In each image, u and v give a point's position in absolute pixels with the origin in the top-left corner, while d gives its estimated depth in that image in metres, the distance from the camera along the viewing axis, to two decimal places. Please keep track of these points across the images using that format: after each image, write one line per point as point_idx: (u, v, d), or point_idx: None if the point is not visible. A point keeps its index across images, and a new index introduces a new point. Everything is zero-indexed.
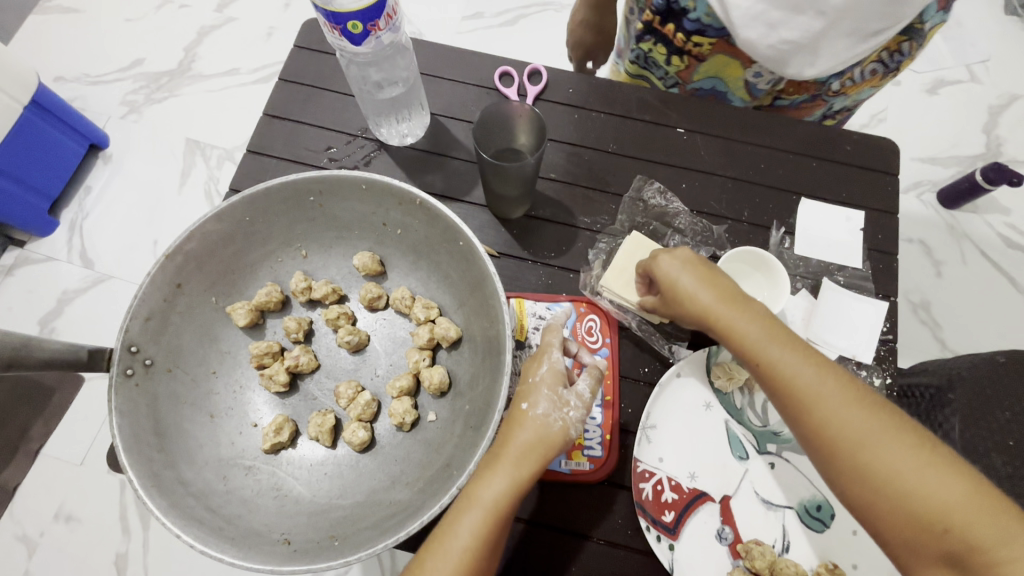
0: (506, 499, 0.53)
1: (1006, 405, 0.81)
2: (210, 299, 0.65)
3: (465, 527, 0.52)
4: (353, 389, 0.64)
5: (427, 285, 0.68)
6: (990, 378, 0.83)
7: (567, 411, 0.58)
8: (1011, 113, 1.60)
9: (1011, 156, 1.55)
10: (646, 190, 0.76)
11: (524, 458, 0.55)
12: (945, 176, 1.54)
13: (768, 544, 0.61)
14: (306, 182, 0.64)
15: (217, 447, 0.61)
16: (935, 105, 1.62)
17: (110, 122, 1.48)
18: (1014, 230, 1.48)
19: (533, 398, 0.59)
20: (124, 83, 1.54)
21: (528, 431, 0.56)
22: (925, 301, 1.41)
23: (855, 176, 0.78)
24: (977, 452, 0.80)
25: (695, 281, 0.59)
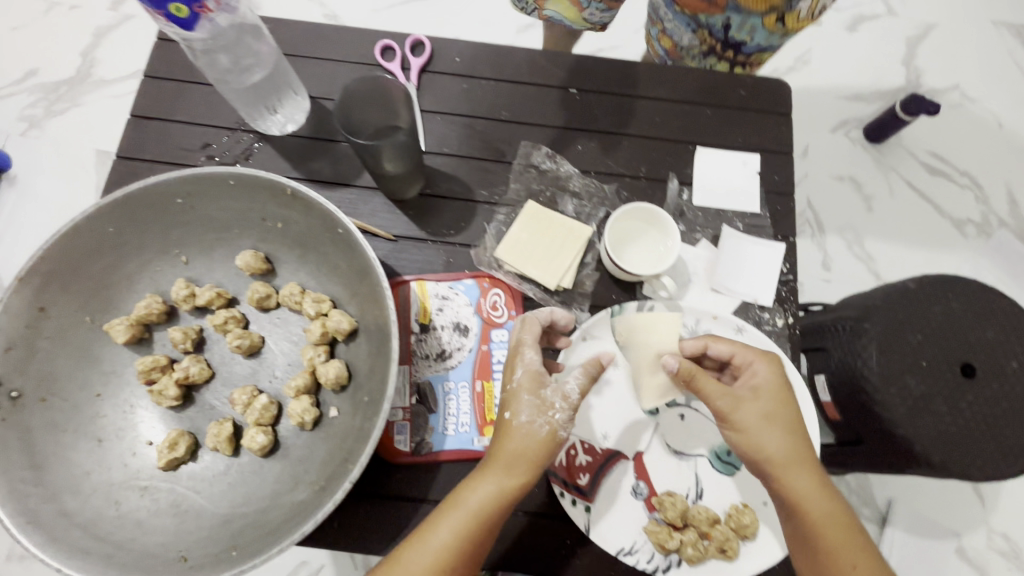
0: (490, 504, 0.52)
1: (916, 327, 0.84)
2: (84, 318, 0.61)
3: (445, 529, 0.51)
4: (248, 393, 0.62)
5: (317, 277, 0.66)
6: (901, 304, 0.86)
7: (552, 414, 0.55)
8: (928, 44, 1.61)
9: (929, 87, 1.57)
10: (535, 156, 0.75)
11: (515, 466, 0.53)
12: (869, 113, 1.54)
13: (681, 494, 0.62)
14: (167, 184, 0.60)
15: (107, 471, 0.58)
16: (856, 43, 1.61)
17: (10, 141, 1.38)
18: (938, 158, 1.51)
19: (512, 399, 0.56)
20: (20, 97, 1.42)
21: (519, 439, 0.54)
22: (858, 237, 1.44)
23: (751, 120, 0.78)
24: (892, 375, 0.83)
25: (786, 424, 0.58)
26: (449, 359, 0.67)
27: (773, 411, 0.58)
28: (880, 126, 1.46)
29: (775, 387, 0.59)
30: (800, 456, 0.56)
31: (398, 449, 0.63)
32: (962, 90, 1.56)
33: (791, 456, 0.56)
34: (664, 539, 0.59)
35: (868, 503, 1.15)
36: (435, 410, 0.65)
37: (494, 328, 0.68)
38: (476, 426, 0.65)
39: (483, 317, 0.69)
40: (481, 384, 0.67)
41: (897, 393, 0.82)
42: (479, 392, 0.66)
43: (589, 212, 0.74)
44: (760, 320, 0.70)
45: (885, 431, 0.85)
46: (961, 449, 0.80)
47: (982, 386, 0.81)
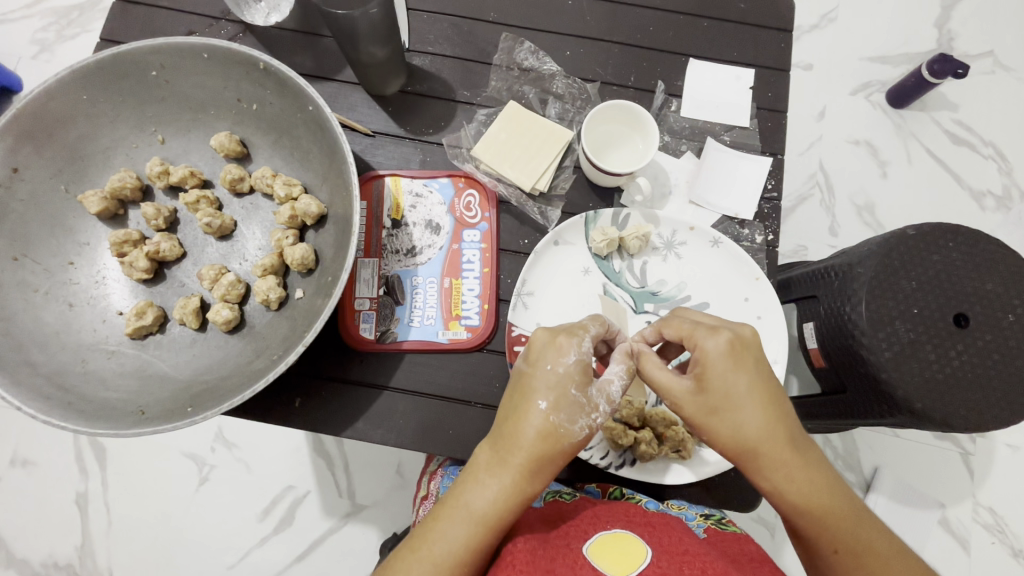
0: (503, 510, 0.46)
1: (912, 273, 0.75)
2: (58, 187, 0.62)
3: (449, 539, 0.45)
4: (216, 270, 0.62)
5: (291, 164, 0.65)
6: (898, 249, 0.76)
7: (595, 418, 0.48)
8: (966, 4, 1.43)
9: (961, 52, 1.40)
10: (518, 53, 0.73)
11: (539, 470, 0.46)
12: (895, 75, 1.39)
13: (640, 397, 0.63)
14: (141, 52, 0.60)
15: (77, 334, 0.59)
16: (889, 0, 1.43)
17: (22, 63, 1.27)
18: (962, 126, 1.37)
19: (558, 396, 0.47)
20: (32, 20, 1.30)
21: (538, 435, 0.47)
22: (869, 204, 1.32)
23: (749, 36, 0.75)
24: (882, 323, 0.74)
25: (745, 412, 0.48)
26: (419, 255, 0.67)
27: (728, 403, 0.48)
28: (903, 90, 1.32)
29: (723, 370, 0.49)
30: (769, 446, 0.48)
31: (363, 336, 0.64)
32: (996, 57, 1.40)
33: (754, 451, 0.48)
34: (618, 435, 0.59)
35: (854, 469, 1.10)
36: (402, 302, 0.65)
37: (466, 228, 0.68)
38: (441, 320, 0.65)
39: (456, 217, 0.68)
40: (450, 281, 0.66)
41: (883, 339, 0.73)
42: (447, 287, 0.66)
43: (572, 116, 0.72)
44: (739, 235, 0.68)
45: (867, 378, 0.76)
46: (946, 398, 0.72)
47: (974, 338, 0.73)
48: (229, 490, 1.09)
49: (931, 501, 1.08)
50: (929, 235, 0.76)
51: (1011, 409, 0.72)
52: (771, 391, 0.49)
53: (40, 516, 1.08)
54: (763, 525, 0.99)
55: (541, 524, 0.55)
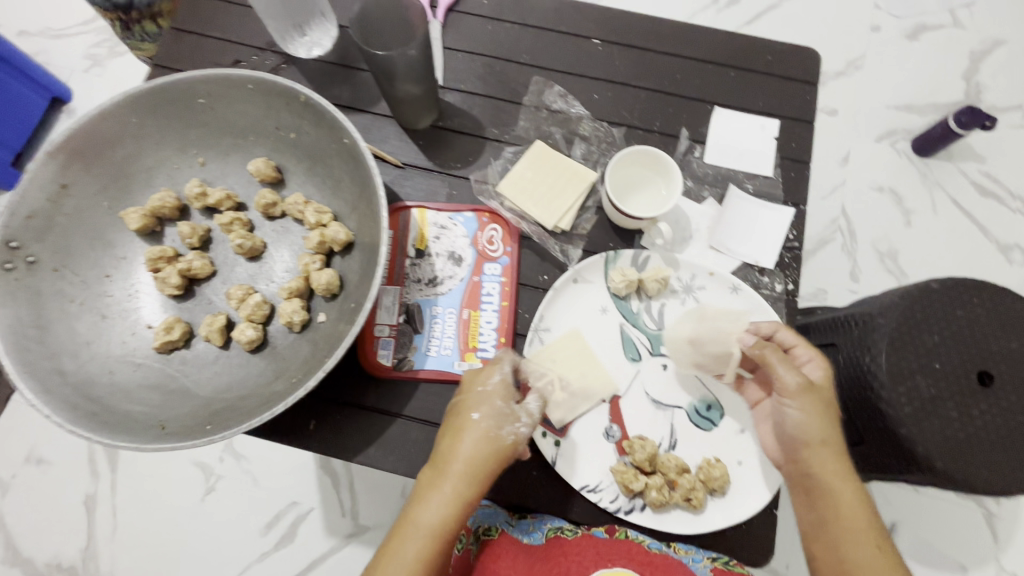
0: (449, 517, 0.52)
1: (935, 328, 0.73)
2: (103, 203, 0.65)
3: (406, 551, 0.51)
4: (244, 290, 0.64)
5: (323, 191, 0.68)
6: (922, 303, 0.74)
7: (519, 424, 0.55)
8: (994, 58, 1.43)
9: (989, 104, 1.40)
10: (548, 95, 0.75)
11: (471, 476, 0.53)
12: (921, 125, 1.39)
13: (654, 441, 0.62)
14: (192, 82, 0.63)
15: (107, 345, 0.61)
16: (916, 52, 1.44)
17: (74, 77, 1.33)
18: (990, 178, 1.36)
19: (483, 406, 0.55)
20: (86, 37, 1.37)
21: (472, 443, 0.54)
22: (892, 251, 1.31)
23: (775, 87, 0.76)
24: (903, 377, 0.72)
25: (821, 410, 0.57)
26: (440, 285, 0.68)
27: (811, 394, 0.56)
28: (929, 139, 1.32)
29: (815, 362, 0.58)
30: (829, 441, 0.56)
31: (379, 363, 0.64)
32: None
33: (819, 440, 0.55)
34: (629, 479, 0.59)
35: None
36: (421, 330, 0.66)
37: (487, 262, 0.69)
38: (458, 351, 0.66)
39: (479, 249, 0.69)
40: (468, 312, 0.67)
41: (904, 394, 0.72)
42: (465, 319, 0.67)
43: (597, 158, 0.73)
44: (759, 283, 0.69)
45: (886, 434, 0.75)
46: (968, 458, 0.70)
47: (999, 397, 0.71)
48: (235, 502, 1.10)
49: (950, 562, 1.04)
50: (953, 291, 0.75)
51: None
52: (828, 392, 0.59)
53: (50, 516, 1.09)
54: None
55: (541, 562, 0.59)
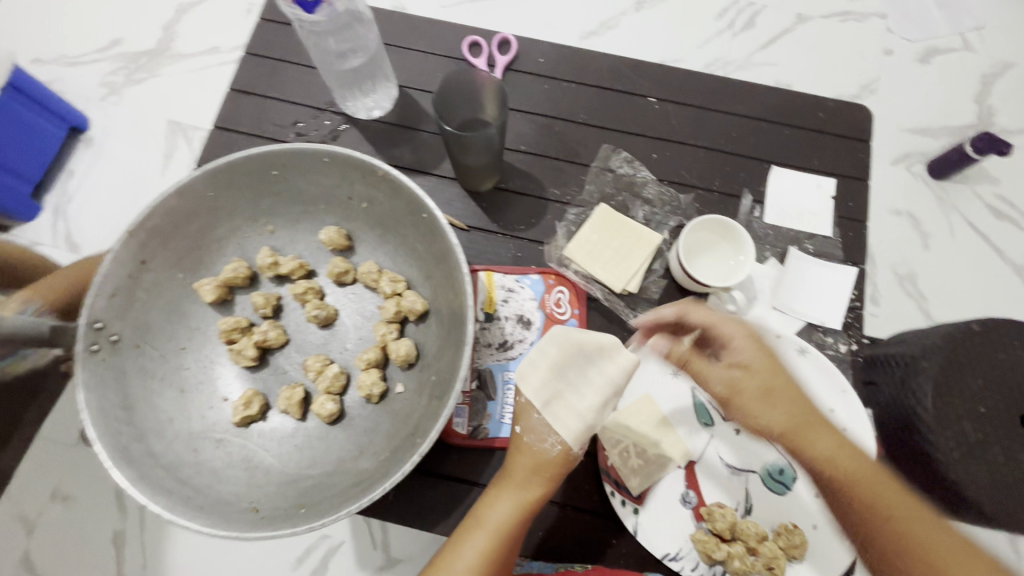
0: (512, 520, 0.56)
1: (979, 372, 0.75)
2: (177, 275, 0.65)
3: (472, 548, 0.54)
4: (320, 361, 0.65)
5: (394, 258, 0.68)
6: (966, 347, 0.75)
7: (563, 436, 0.56)
8: (1005, 82, 1.45)
9: (1002, 127, 1.42)
10: (613, 160, 0.76)
11: (529, 480, 0.57)
12: (933, 147, 1.38)
13: (731, 507, 0.63)
14: (269, 154, 0.63)
15: (188, 421, 0.61)
16: (930, 76, 1.45)
17: (90, 106, 1.21)
18: (1005, 202, 1.38)
19: (526, 421, 0.58)
20: (102, 64, 1.24)
21: (528, 455, 0.58)
22: (912, 274, 1.33)
23: (826, 143, 0.78)
24: (947, 422, 0.74)
25: (782, 403, 0.57)
26: (511, 350, 0.69)
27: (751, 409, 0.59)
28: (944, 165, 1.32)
29: (758, 355, 0.60)
30: (808, 425, 0.56)
31: (456, 430, 0.65)
32: None
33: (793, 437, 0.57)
34: (711, 548, 0.60)
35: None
36: (494, 397, 0.67)
37: (556, 325, 0.70)
38: None
39: (547, 313, 0.70)
40: None
41: (950, 436, 0.73)
42: None
43: (659, 220, 0.74)
44: (823, 344, 0.70)
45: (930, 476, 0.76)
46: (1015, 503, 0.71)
47: None
48: None
49: None
50: (995, 333, 0.76)
51: None
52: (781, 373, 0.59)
53: None
54: None
55: None
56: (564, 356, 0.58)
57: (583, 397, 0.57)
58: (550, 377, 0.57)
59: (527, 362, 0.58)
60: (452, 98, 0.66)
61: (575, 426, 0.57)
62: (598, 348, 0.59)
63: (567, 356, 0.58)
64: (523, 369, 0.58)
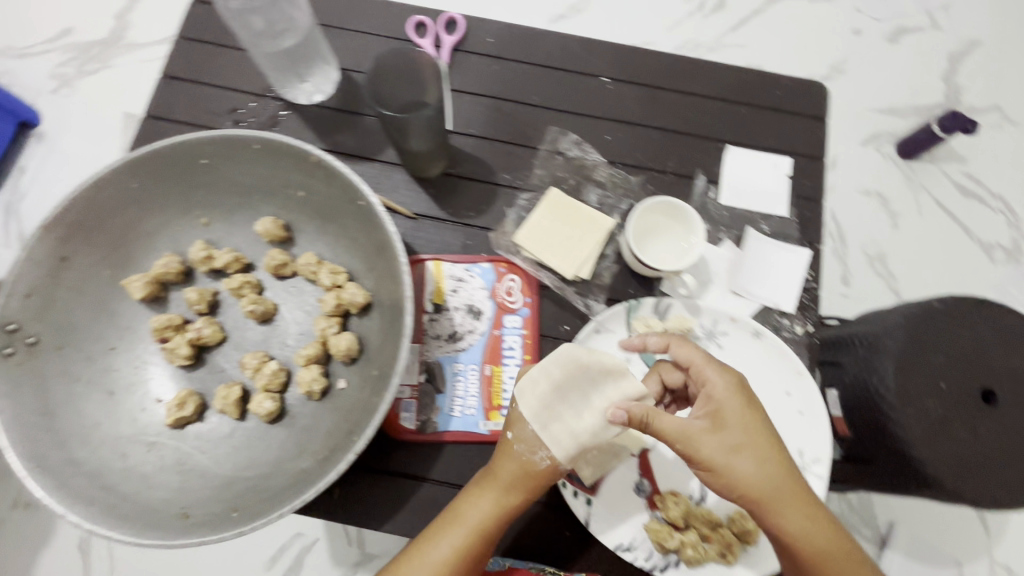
0: (491, 522, 0.54)
1: (941, 348, 0.75)
2: (103, 271, 0.62)
3: (446, 543, 0.54)
4: (258, 358, 0.62)
5: (335, 249, 0.65)
6: (927, 323, 0.76)
7: (554, 453, 0.54)
8: (972, 60, 1.45)
9: (968, 105, 1.42)
10: (562, 142, 0.74)
11: (515, 486, 0.55)
12: (904, 128, 1.39)
13: (685, 495, 0.62)
14: (193, 144, 0.60)
15: (117, 424, 0.58)
16: (899, 56, 1.44)
17: (43, 100, 1.19)
18: (971, 180, 1.37)
19: (518, 430, 0.55)
20: (53, 55, 1.22)
21: (516, 462, 0.55)
22: (881, 254, 1.32)
23: (782, 121, 0.76)
24: (910, 398, 0.73)
25: (752, 460, 0.53)
26: (461, 341, 0.67)
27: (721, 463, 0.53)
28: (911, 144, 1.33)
29: (737, 409, 0.55)
30: (778, 502, 0.53)
31: (403, 425, 0.63)
32: (1003, 111, 1.42)
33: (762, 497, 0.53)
34: (664, 537, 0.59)
35: (869, 524, 1.08)
36: (443, 390, 0.65)
37: (507, 314, 0.68)
38: (483, 410, 0.65)
39: (498, 302, 0.68)
40: (491, 368, 0.66)
41: (914, 415, 0.73)
42: (488, 375, 0.66)
43: (612, 203, 0.72)
44: (779, 325, 0.69)
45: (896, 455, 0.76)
46: (976, 479, 0.71)
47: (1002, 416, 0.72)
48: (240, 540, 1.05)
49: (947, 559, 1.07)
50: (957, 309, 0.77)
51: None
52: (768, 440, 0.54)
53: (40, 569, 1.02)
54: None
55: None
56: (566, 372, 0.55)
57: (582, 419, 0.55)
58: (551, 398, 0.54)
59: (528, 379, 0.55)
60: (389, 80, 0.61)
61: (571, 446, 0.54)
62: (604, 370, 0.56)
63: (570, 375, 0.55)
64: (524, 385, 0.55)
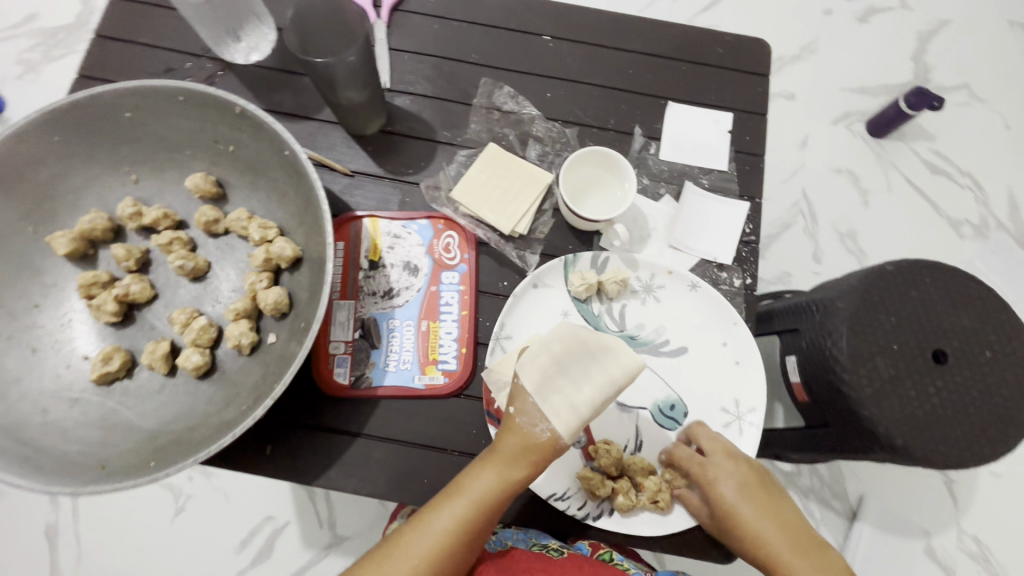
0: (494, 495, 0.54)
1: (892, 309, 0.73)
2: (26, 228, 0.61)
3: (447, 513, 0.53)
4: (187, 314, 0.61)
5: (267, 205, 0.65)
6: (878, 284, 0.74)
7: (555, 423, 0.54)
8: (941, 38, 1.45)
9: (937, 83, 1.42)
10: (498, 96, 0.73)
11: (516, 459, 0.54)
12: (876, 107, 1.39)
13: (619, 444, 0.62)
14: (115, 96, 0.59)
15: (39, 380, 0.57)
16: (868, 35, 1.44)
17: (5, 84, 1.17)
18: (940, 157, 1.38)
19: (519, 403, 0.55)
20: (17, 40, 1.20)
21: (518, 436, 0.55)
22: (852, 231, 1.32)
23: (725, 79, 0.76)
24: (864, 360, 0.72)
25: (787, 548, 0.54)
26: (396, 297, 0.66)
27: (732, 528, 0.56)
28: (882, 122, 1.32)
29: (745, 501, 0.56)
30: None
31: (336, 381, 0.62)
32: (972, 89, 1.42)
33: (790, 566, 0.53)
34: (595, 486, 0.58)
35: (840, 498, 1.09)
36: (378, 345, 0.64)
37: (444, 270, 0.67)
38: (418, 364, 0.64)
39: (435, 258, 0.67)
40: (427, 324, 0.65)
41: (865, 376, 0.71)
42: (424, 331, 0.65)
43: (552, 158, 0.72)
44: (717, 279, 0.69)
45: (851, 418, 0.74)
46: (932, 439, 0.70)
47: (958, 373, 0.71)
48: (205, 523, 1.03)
49: (915, 529, 1.07)
50: (907, 272, 0.75)
51: (994, 447, 0.70)
52: (788, 524, 0.56)
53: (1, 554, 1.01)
54: (752, 564, 0.97)
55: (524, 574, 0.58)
56: (567, 347, 0.56)
57: (581, 392, 0.54)
58: (550, 370, 0.55)
59: (528, 355, 0.56)
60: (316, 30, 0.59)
61: (570, 419, 0.54)
62: (603, 345, 0.56)
63: (570, 350, 0.56)
64: (526, 358, 0.56)
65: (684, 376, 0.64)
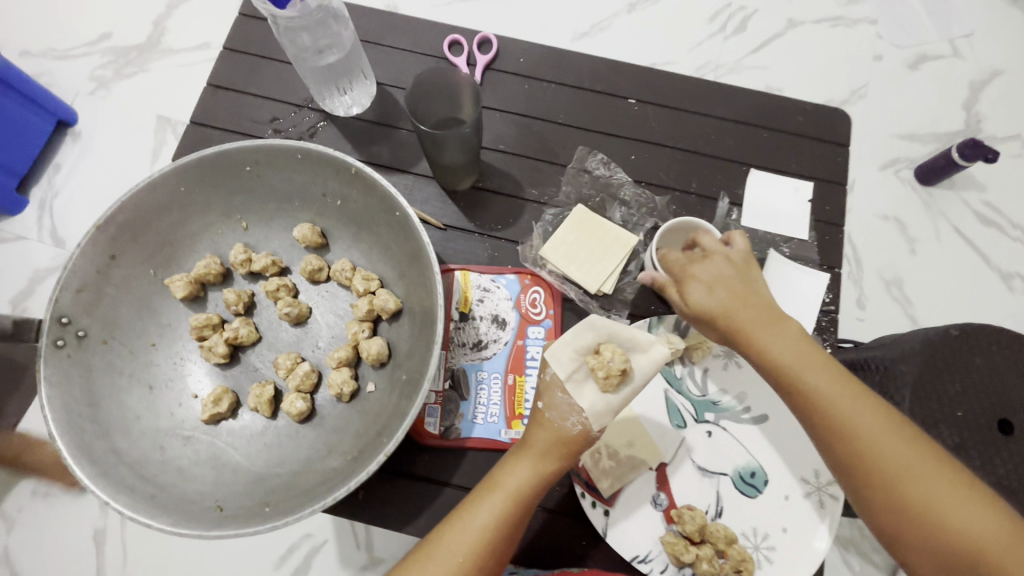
0: (531, 487, 0.55)
1: (956, 378, 0.70)
2: (148, 271, 0.65)
3: (485, 510, 0.53)
4: (291, 360, 0.64)
5: (369, 256, 0.68)
6: (943, 350, 0.71)
7: (584, 415, 0.53)
8: (994, 89, 1.35)
9: (990, 134, 1.32)
10: (589, 161, 0.76)
11: (549, 453, 0.55)
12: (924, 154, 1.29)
13: (701, 510, 0.63)
14: (240, 151, 0.62)
15: (155, 417, 0.61)
16: (916, 83, 1.34)
17: (79, 99, 1.17)
18: (991, 208, 1.27)
19: (548, 398, 0.55)
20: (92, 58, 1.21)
21: (548, 431, 0.55)
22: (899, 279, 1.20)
23: (806, 147, 0.78)
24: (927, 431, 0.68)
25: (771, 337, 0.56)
26: (485, 350, 0.69)
27: (762, 346, 0.56)
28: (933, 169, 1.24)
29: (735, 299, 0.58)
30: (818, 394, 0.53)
31: (428, 431, 0.65)
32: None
33: (830, 404, 0.53)
34: (680, 551, 0.60)
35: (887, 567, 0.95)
36: (467, 397, 0.67)
37: (531, 325, 0.70)
38: (505, 418, 0.66)
39: (522, 312, 0.70)
40: (514, 377, 0.68)
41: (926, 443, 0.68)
42: (511, 385, 0.67)
43: (636, 221, 0.75)
44: None
45: None
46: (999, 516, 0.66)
47: None
48: None
49: None
50: (975, 337, 0.71)
51: None
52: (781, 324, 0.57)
53: None
54: None
55: None
56: (599, 344, 0.54)
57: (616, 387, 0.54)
58: (582, 368, 0.54)
59: (558, 346, 0.55)
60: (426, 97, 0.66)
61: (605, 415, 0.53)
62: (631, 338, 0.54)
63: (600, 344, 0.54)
64: (555, 350, 0.55)
65: (768, 446, 0.65)
